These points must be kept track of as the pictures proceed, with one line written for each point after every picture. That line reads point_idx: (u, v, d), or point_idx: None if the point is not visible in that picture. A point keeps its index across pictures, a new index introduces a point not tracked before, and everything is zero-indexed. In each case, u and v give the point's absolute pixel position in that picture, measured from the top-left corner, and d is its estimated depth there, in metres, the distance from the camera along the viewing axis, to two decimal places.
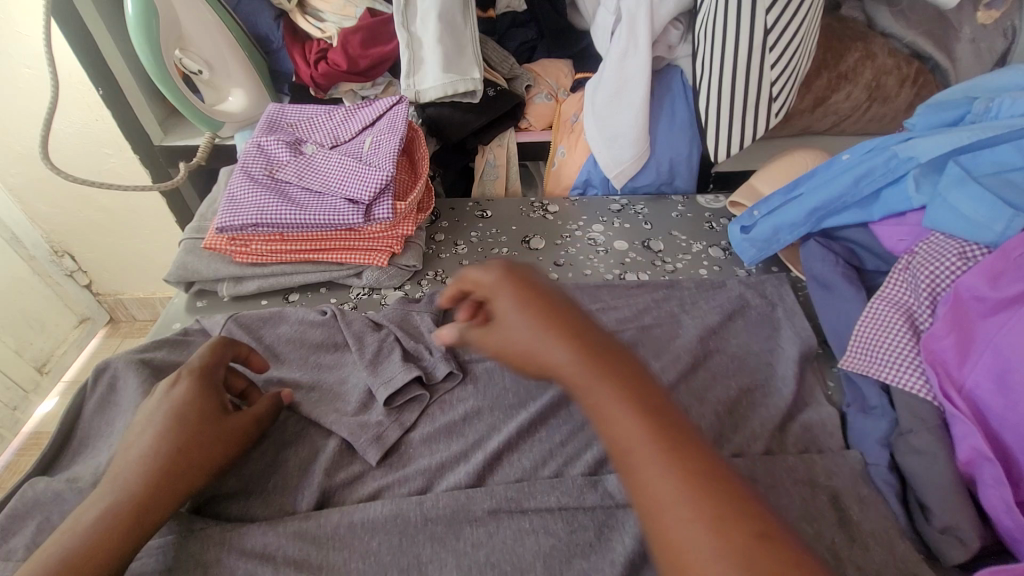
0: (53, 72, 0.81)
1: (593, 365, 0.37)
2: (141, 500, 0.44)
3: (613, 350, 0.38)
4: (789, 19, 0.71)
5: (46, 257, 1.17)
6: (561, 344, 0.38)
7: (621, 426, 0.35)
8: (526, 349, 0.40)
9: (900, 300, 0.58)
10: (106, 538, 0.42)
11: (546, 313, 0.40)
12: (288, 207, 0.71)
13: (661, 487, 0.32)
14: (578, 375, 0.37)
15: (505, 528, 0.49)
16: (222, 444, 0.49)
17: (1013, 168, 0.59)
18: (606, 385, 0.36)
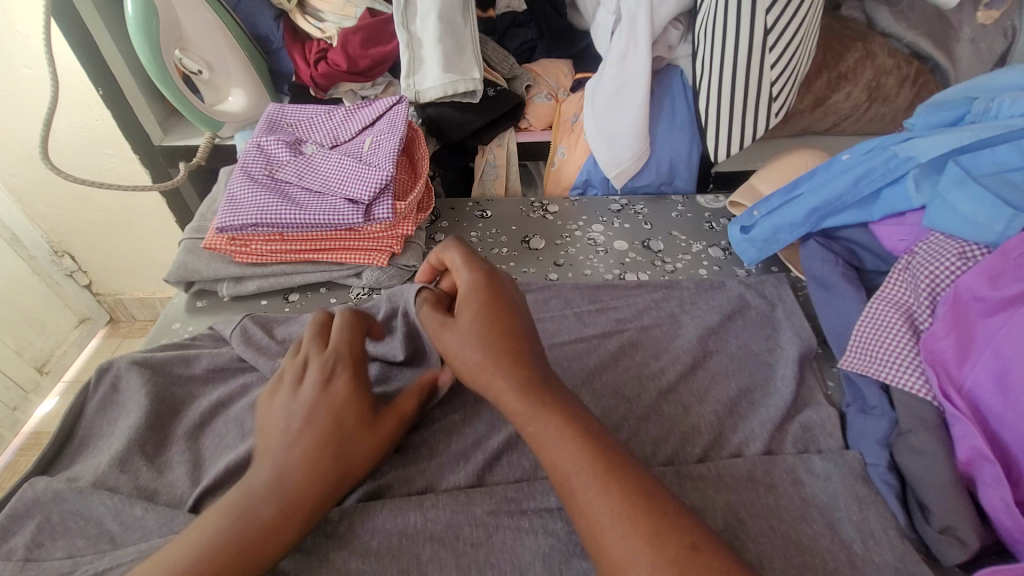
0: (54, 73, 0.81)
1: (534, 399, 0.43)
2: (304, 506, 0.43)
3: (552, 386, 0.44)
4: (789, 18, 0.71)
5: (46, 257, 1.17)
6: (507, 377, 0.44)
7: (556, 453, 0.41)
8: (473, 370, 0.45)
9: (900, 300, 0.58)
10: (257, 544, 0.40)
11: (495, 342, 0.45)
12: (287, 207, 0.70)
13: (599, 509, 0.38)
14: (519, 401, 0.43)
15: (505, 528, 0.49)
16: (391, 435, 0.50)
17: (1013, 169, 0.59)
18: (548, 417, 0.42)
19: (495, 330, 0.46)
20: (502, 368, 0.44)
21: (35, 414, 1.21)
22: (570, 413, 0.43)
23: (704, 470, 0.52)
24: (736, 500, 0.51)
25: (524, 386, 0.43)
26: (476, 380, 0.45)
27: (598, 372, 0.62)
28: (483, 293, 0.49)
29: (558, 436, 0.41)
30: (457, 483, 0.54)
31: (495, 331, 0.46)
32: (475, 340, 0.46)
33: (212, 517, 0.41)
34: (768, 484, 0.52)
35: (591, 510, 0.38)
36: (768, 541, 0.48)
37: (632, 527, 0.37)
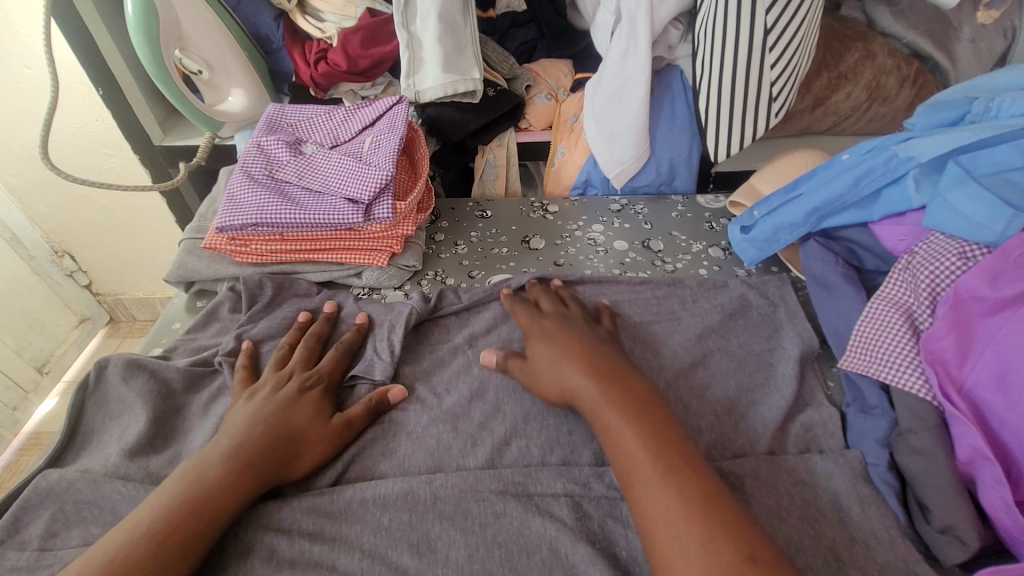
0: (53, 71, 0.81)
1: (606, 395, 0.50)
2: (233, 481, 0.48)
3: (629, 395, 0.50)
4: (790, 18, 0.71)
5: (46, 258, 1.17)
6: (578, 373, 0.53)
7: (624, 445, 0.46)
8: (552, 374, 0.55)
9: (900, 299, 0.58)
10: (209, 498, 0.46)
11: (574, 354, 0.55)
12: (287, 207, 0.70)
13: (659, 505, 0.42)
14: (595, 393, 0.51)
15: (514, 510, 0.50)
16: (320, 446, 0.53)
17: (1014, 168, 0.59)
18: (614, 410, 0.49)
19: (608, 378, 0.52)
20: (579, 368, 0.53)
21: (36, 414, 1.21)
22: (632, 412, 0.48)
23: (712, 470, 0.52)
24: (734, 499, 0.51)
25: (601, 386, 0.51)
26: (563, 388, 0.54)
27: None
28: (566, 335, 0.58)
29: (626, 431, 0.47)
30: (467, 465, 0.54)
31: (584, 356, 0.54)
32: (553, 355, 0.56)
33: (184, 481, 0.47)
34: (770, 485, 0.52)
35: (652, 506, 0.42)
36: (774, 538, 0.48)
37: (686, 525, 0.41)
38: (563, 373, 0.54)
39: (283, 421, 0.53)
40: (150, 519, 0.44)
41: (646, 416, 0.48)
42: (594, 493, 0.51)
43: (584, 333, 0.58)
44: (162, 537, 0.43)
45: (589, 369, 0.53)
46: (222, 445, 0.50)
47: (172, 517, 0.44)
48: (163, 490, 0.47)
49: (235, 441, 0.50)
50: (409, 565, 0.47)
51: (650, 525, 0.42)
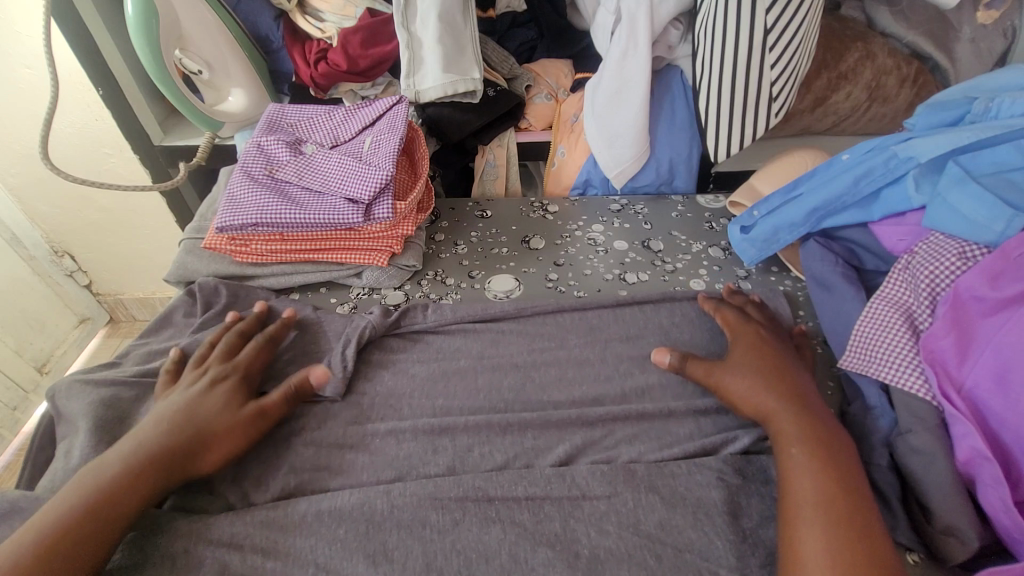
0: (53, 72, 0.81)
1: (806, 431, 0.51)
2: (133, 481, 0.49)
3: (829, 437, 0.51)
4: (790, 18, 0.71)
5: (46, 258, 1.17)
6: (777, 399, 0.54)
7: (803, 481, 0.48)
8: (743, 393, 0.56)
9: (900, 299, 0.58)
10: (106, 499, 0.48)
11: (774, 381, 0.56)
12: (287, 207, 0.70)
13: (821, 544, 0.44)
14: (792, 425, 0.52)
15: (471, 516, 0.51)
16: (232, 436, 0.54)
17: (1014, 169, 0.59)
18: (806, 448, 0.50)
19: (790, 396, 0.54)
20: (776, 394, 0.54)
21: (36, 414, 1.21)
22: (824, 453, 0.50)
23: (674, 468, 0.54)
24: (730, 497, 0.52)
25: (799, 420, 0.52)
26: (753, 409, 0.55)
27: (586, 368, 0.63)
28: (761, 357, 0.59)
29: (813, 469, 0.49)
30: (434, 469, 0.56)
31: (777, 384, 0.56)
32: (749, 374, 0.57)
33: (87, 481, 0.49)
34: None
35: (812, 543, 0.44)
36: (736, 540, 0.50)
37: (845, 569, 0.42)
38: (757, 395, 0.55)
39: (189, 415, 0.54)
40: (45, 517, 0.47)
41: (819, 434, 0.51)
42: (554, 494, 0.53)
43: (794, 364, 0.59)
44: (57, 540, 0.45)
45: (780, 398, 0.54)
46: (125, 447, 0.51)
47: (66, 520, 0.46)
48: (66, 491, 0.49)
49: (138, 441, 0.51)
50: (366, 575, 0.48)
51: (795, 518, 0.46)
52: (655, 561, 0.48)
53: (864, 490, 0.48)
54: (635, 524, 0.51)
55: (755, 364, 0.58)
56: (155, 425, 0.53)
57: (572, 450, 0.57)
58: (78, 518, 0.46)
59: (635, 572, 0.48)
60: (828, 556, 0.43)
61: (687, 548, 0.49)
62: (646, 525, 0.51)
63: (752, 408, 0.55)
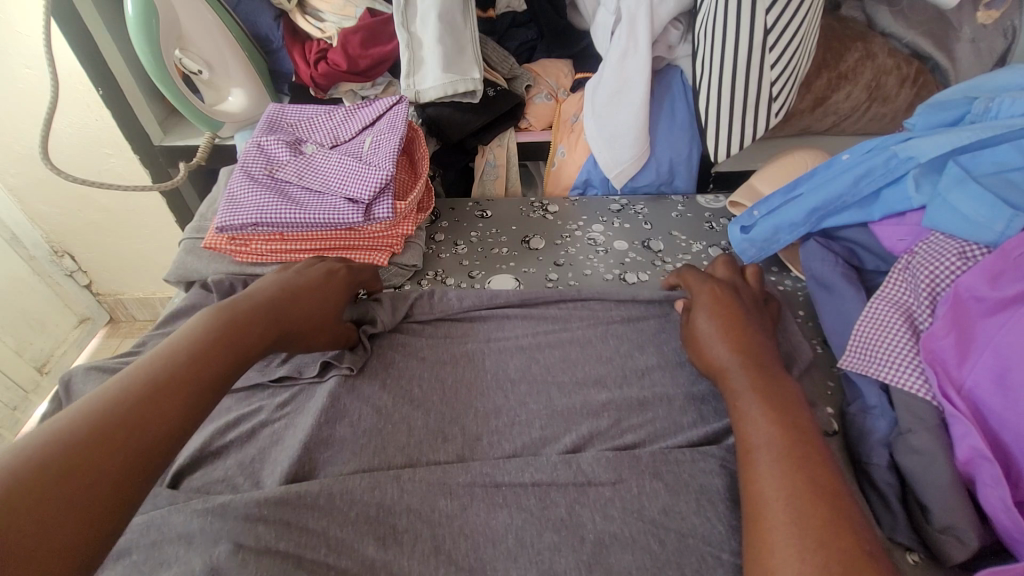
0: (54, 71, 0.81)
1: (757, 380, 0.50)
2: (264, 334, 0.53)
3: (778, 384, 0.49)
4: (790, 18, 0.71)
5: (46, 257, 1.17)
6: (731, 351, 0.53)
7: (754, 428, 0.46)
8: (708, 350, 0.55)
9: (900, 299, 0.58)
10: (245, 336, 0.51)
11: (731, 332, 0.55)
12: (287, 207, 0.70)
13: (769, 487, 0.42)
14: (743, 375, 0.51)
15: (479, 503, 0.51)
16: (323, 330, 0.59)
17: (1014, 168, 0.59)
18: (755, 396, 0.48)
19: (744, 349, 0.53)
20: (730, 347, 0.53)
21: (36, 413, 1.21)
22: (771, 399, 0.48)
23: (679, 455, 0.54)
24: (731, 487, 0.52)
25: (749, 371, 0.51)
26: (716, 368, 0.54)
27: (584, 366, 0.64)
28: (721, 308, 0.58)
29: (761, 414, 0.47)
30: (437, 461, 0.56)
31: (734, 336, 0.54)
32: (710, 331, 0.56)
33: (225, 311, 0.52)
34: None
35: (762, 489, 0.42)
36: (738, 525, 0.49)
37: (795, 509, 0.40)
38: (719, 350, 0.54)
39: (306, 294, 0.59)
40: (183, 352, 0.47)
41: (767, 383, 0.49)
42: (560, 480, 0.52)
43: (746, 314, 0.58)
44: (208, 357, 0.47)
45: (735, 349, 0.53)
46: (246, 310, 0.53)
47: (221, 341, 0.49)
48: (190, 329, 0.49)
49: (274, 300, 0.56)
50: (376, 559, 0.46)
51: (747, 461, 0.45)
52: (660, 546, 0.48)
53: (813, 430, 0.46)
54: (640, 509, 0.50)
55: (712, 319, 0.57)
56: (286, 291, 0.58)
57: (581, 440, 0.57)
58: (226, 343, 0.49)
59: (641, 557, 0.47)
60: (776, 488, 0.41)
61: (691, 534, 0.49)
62: (650, 511, 0.50)
63: (711, 364, 0.55)
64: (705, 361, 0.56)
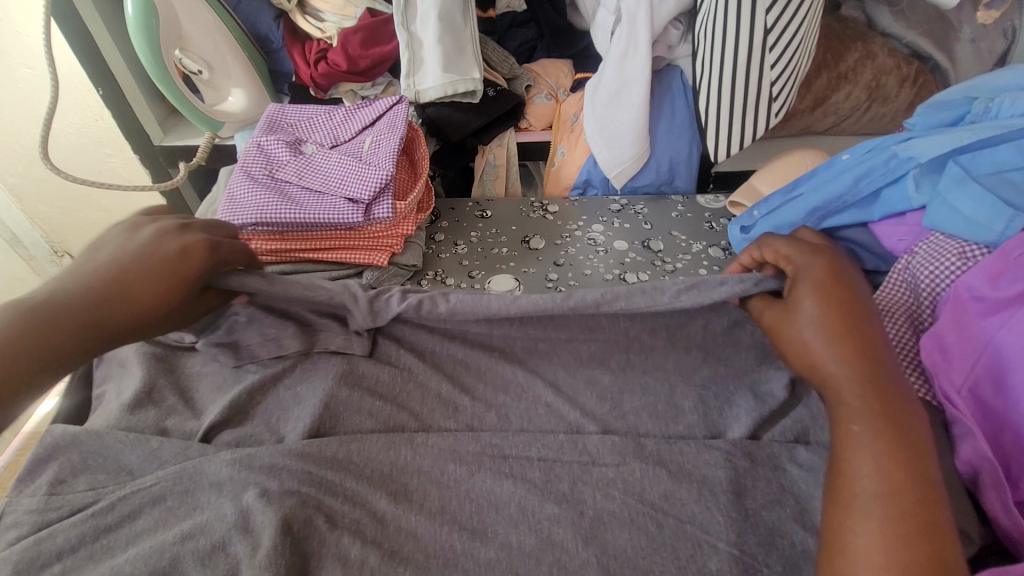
0: (53, 71, 0.81)
1: (874, 406, 0.40)
2: (66, 337, 0.42)
3: (900, 411, 0.40)
4: (789, 18, 0.71)
5: (46, 258, 1.17)
6: (843, 357, 0.42)
7: (861, 470, 0.38)
8: (806, 345, 0.45)
9: (898, 300, 0.59)
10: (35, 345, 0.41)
11: (844, 329, 0.43)
12: (287, 207, 0.70)
13: (872, 555, 0.35)
14: (855, 394, 0.41)
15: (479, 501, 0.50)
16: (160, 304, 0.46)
17: (1013, 168, 0.59)
18: (867, 427, 0.39)
19: (864, 359, 0.42)
20: (842, 350, 0.43)
21: None
22: (888, 434, 0.39)
23: (683, 446, 0.53)
24: (735, 478, 0.51)
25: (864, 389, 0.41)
26: (815, 372, 0.44)
27: None
28: (834, 292, 0.45)
29: (874, 455, 0.38)
30: None
31: (849, 334, 0.43)
32: (815, 320, 0.45)
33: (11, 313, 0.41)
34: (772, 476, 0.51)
35: (862, 553, 0.35)
36: (737, 517, 0.48)
37: None
38: (825, 350, 0.43)
39: (132, 270, 0.46)
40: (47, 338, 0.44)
41: (886, 407, 0.40)
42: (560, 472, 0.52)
43: (867, 305, 0.45)
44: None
45: (848, 356, 0.42)
46: (69, 293, 0.43)
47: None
48: None
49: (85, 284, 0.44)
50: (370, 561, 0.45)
51: (845, 508, 0.38)
52: (658, 529, 0.48)
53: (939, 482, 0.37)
54: (640, 492, 0.50)
55: (821, 306, 0.45)
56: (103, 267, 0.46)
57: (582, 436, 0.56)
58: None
59: (636, 536, 0.47)
60: (882, 561, 0.35)
61: (689, 520, 0.48)
62: (651, 494, 0.50)
63: (811, 365, 0.44)
64: (797, 359, 0.46)
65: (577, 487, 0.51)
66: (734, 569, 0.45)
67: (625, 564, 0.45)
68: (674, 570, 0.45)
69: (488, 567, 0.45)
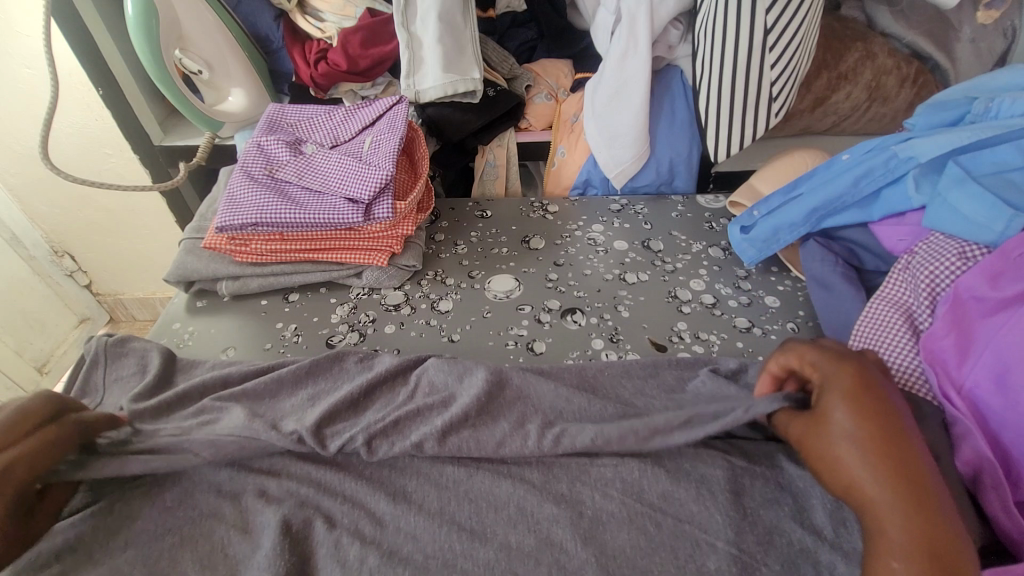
0: (53, 71, 0.81)
1: (916, 542, 0.38)
2: None
3: (944, 546, 0.38)
4: (789, 18, 0.71)
5: (46, 257, 1.17)
6: (882, 486, 0.40)
7: None
8: (841, 470, 0.42)
9: (900, 300, 0.58)
10: None
11: (882, 454, 0.41)
12: (287, 207, 0.70)
13: None
14: (897, 529, 0.39)
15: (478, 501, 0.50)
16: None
17: (1014, 168, 0.59)
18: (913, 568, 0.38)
19: (900, 476, 0.40)
20: (882, 480, 0.40)
21: None
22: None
23: (682, 446, 0.53)
24: (734, 477, 0.51)
25: (907, 523, 0.39)
26: (853, 500, 0.42)
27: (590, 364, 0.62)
28: (869, 413, 0.43)
29: None
30: None
31: (887, 460, 0.41)
32: (852, 446, 0.42)
33: None
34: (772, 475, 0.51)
35: None
36: (736, 515, 0.48)
37: None
38: (864, 478, 0.41)
39: None
40: None
41: (932, 546, 0.38)
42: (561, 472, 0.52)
43: (905, 423, 0.43)
44: None
45: (888, 486, 0.40)
46: None
47: None
48: None
49: None
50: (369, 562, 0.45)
51: None
52: (657, 529, 0.48)
53: None
54: (639, 492, 0.50)
55: (857, 425, 0.42)
56: None
57: None
58: None
59: (636, 535, 0.47)
60: None
61: (688, 520, 0.48)
62: (650, 494, 0.50)
63: (843, 485, 0.42)
64: (832, 485, 0.43)
65: (577, 486, 0.51)
66: (733, 569, 0.45)
67: (624, 564, 0.46)
68: (672, 570, 0.45)
69: (487, 567, 0.45)
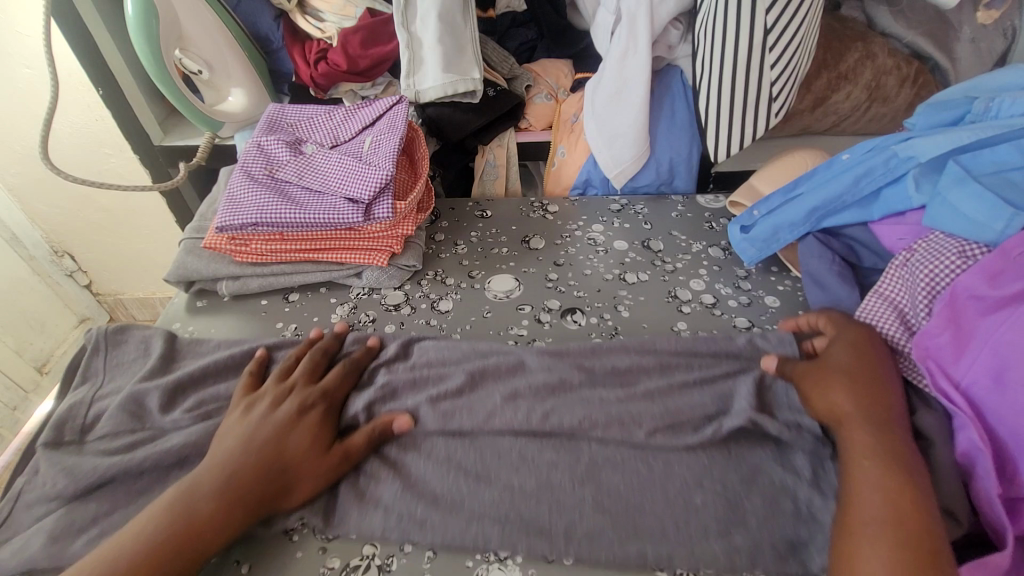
0: (53, 71, 0.81)
1: (881, 443, 0.48)
2: None
3: (899, 450, 0.47)
4: (789, 18, 0.71)
5: (46, 257, 1.17)
6: (854, 401, 0.51)
7: (867, 495, 0.45)
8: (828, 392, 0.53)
9: (897, 298, 0.59)
10: None
11: (862, 385, 0.52)
12: (287, 207, 0.70)
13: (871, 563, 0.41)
14: (865, 434, 0.49)
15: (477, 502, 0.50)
16: None
17: (1013, 168, 0.58)
18: (876, 464, 0.46)
19: (874, 407, 0.51)
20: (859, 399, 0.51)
21: (37, 414, 1.19)
22: (889, 465, 0.46)
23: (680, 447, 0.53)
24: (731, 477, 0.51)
25: (873, 432, 0.49)
26: (834, 416, 0.52)
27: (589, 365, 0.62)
28: (857, 355, 0.55)
29: (881, 481, 0.45)
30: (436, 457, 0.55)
31: (866, 387, 0.52)
32: (839, 374, 0.54)
33: None
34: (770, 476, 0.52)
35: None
36: None
37: None
38: (844, 397, 0.52)
39: None
40: None
41: (891, 456, 0.47)
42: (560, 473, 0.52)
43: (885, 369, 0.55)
44: None
45: (861, 402, 0.51)
46: None
47: None
48: None
49: None
50: None
51: (855, 532, 0.43)
52: None
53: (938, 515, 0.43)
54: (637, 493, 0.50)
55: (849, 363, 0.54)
56: None
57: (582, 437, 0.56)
58: None
59: None
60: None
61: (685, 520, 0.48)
62: None
63: (831, 416, 0.52)
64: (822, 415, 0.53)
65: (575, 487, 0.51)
66: None
67: None
68: None
69: None
